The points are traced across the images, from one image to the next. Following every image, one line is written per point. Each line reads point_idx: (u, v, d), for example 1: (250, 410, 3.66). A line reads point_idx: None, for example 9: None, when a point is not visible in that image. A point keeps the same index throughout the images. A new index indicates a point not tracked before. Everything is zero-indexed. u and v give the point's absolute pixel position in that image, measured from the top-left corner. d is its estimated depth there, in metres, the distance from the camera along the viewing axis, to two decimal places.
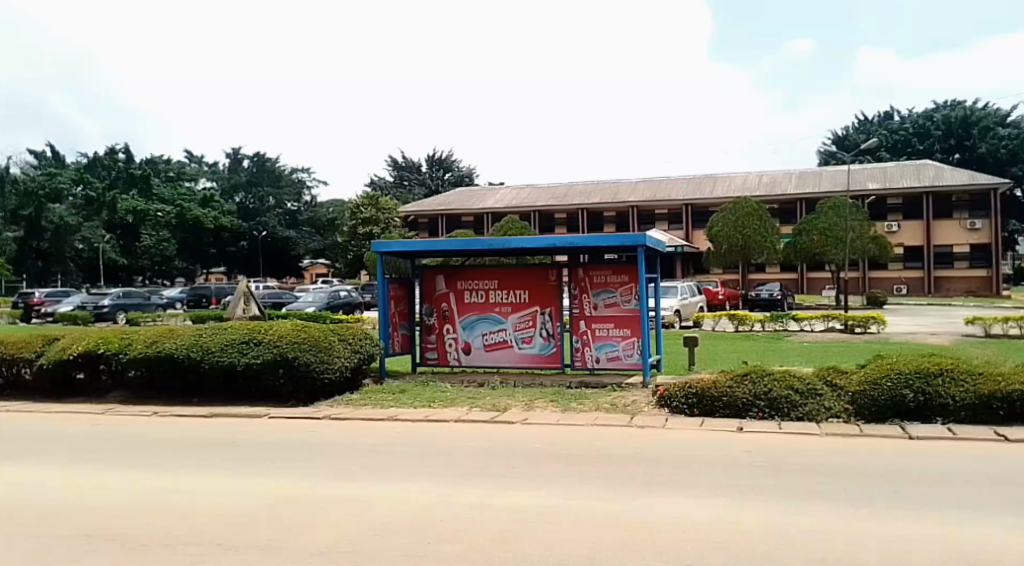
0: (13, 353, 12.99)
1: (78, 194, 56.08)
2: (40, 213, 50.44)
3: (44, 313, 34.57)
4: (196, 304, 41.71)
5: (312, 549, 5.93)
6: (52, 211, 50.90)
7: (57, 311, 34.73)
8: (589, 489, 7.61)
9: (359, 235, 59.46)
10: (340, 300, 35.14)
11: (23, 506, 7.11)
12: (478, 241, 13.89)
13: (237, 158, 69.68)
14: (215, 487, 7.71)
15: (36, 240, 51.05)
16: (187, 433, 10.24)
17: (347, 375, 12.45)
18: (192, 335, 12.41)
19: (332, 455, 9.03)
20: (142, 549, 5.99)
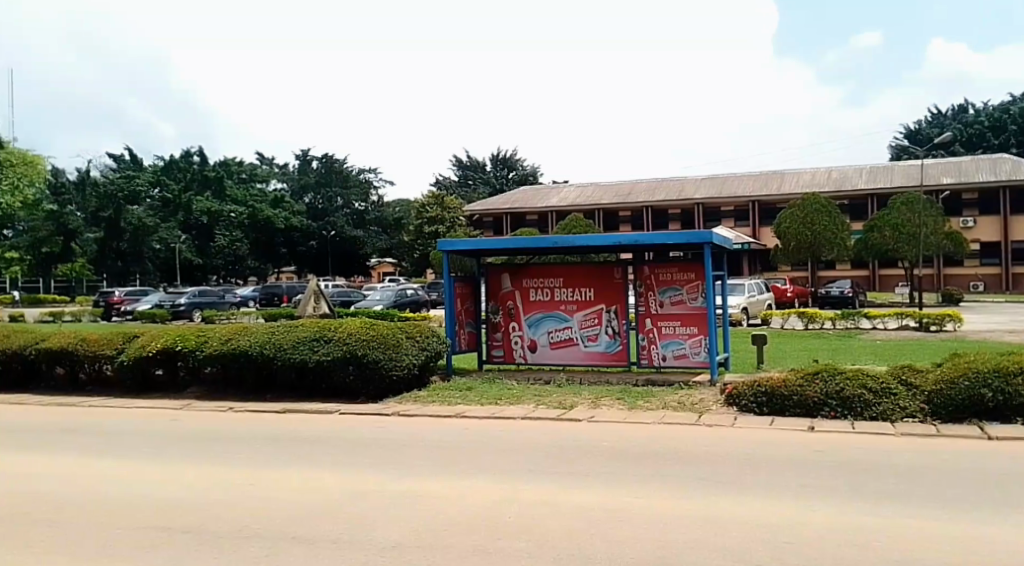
0: (96, 350, 13.41)
1: (156, 196, 58.64)
2: (120, 216, 52.00)
3: (124, 312, 35.98)
4: (268, 302, 42.73)
5: (383, 543, 5.96)
6: (130, 213, 52.57)
7: (137, 309, 35.98)
8: (659, 487, 7.48)
9: (425, 234, 59.93)
10: (406, 299, 35.51)
11: (103, 498, 7.32)
12: (542, 239, 13.82)
13: (306, 160, 70.97)
14: (287, 481, 7.84)
15: (115, 240, 52.46)
16: (261, 428, 10.45)
17: (415, 372, 12.51)
18: (266, 332, 12.66)
19: (402, 451, 9.09)
20: (215, 542, 6.10)
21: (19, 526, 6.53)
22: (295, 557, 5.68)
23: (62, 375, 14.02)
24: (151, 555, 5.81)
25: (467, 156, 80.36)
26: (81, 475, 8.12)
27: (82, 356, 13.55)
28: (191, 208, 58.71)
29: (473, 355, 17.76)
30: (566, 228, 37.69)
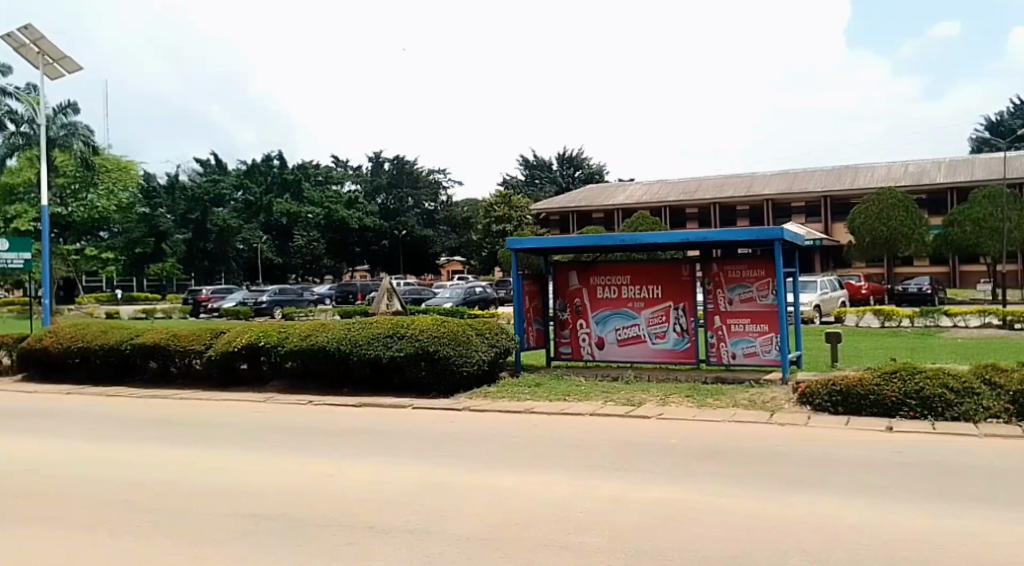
0: (186, 345, 14.10)
1: (239, 199, 60.56)
2: (206, 217, 55.17)
3: (211, 309, 37.76)
4: (343, 300, 43.84)
5: (458, 535, 6.18)
6: (215, 214, 55.44)
7: (222, 306, 37.60)
8: (728, 486, 7.55)
9: (493, 233, 60.32)
10: (476, 296, 35.97)
11: (193, 485, 7.75)
12: (609, 238, 13.90)
13: (379, 162, 72.16)
14: (364, 473, 8.15)
15: (201, 240, 55.59)
16: (339, 422, 10.84)
17: (485, 368, 12.76)
18: (342, 328, 13.11)
19: (474, 446, 9.34)
20: (299, 529, 6.41)
21: (118, 509, 6.98)
22: (375, 545, 5.96)
23: (155, 369, 14.77)
24: (240, 540, 6.17)
25: (533, 155, 80.57)
26: (174, 464, 8.59)
27: (173, 350, 14.26)
28: (271, 210, 60.10)
29: (541, 351, 17.98)
30: (634, 225, 37.51)
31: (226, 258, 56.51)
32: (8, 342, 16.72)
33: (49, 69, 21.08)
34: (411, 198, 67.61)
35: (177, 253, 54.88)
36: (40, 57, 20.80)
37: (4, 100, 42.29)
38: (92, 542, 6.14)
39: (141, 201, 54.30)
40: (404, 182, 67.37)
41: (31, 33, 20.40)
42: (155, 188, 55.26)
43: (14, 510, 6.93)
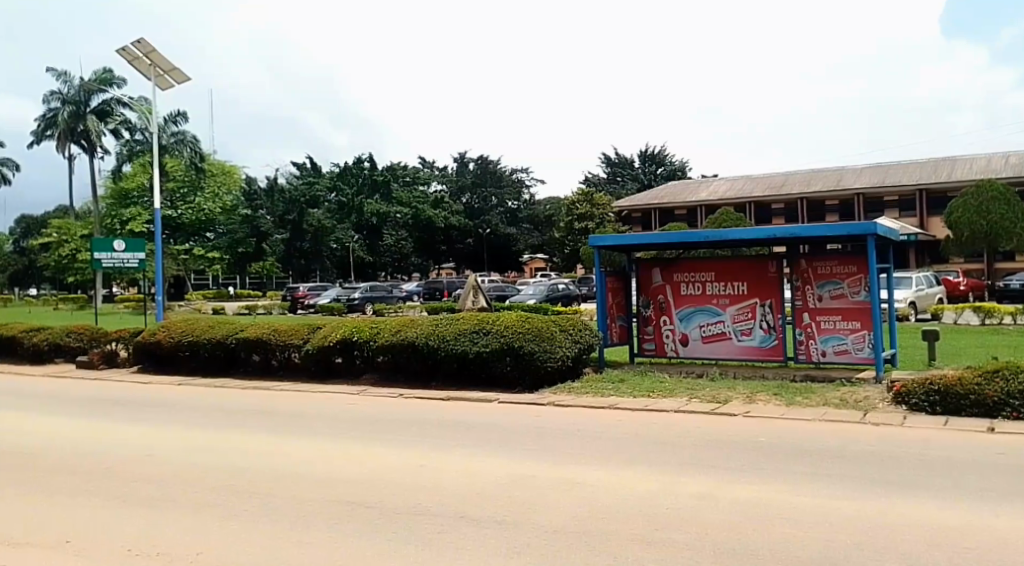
0: (285, 339, 14.79)
1: (332, 200, 62.20)
2: (303, 218, 56.22)
3: (308, 305, 39.21)
4: (431, 296, 44.67)
5: (546, 528, 6.36)
6: (311, 215, 56.59)
7: (318, 302, 39.04)
8: (816, 486, 7.51)
9: (575, 230, 60.35)
10: (559, 293, 36.15)
11: (293, 473, 8.13)
12: (693, 234, 13.85)
13: (464, 162, 73.00)
14: (453, 465, 8.42)
15: (298, 241, 56.44)
16: (428, 415, 11.18)
17: (569, 364, 12.92)
18: (430, 324, 13.48)
19: (561, 441, 9.51)
20: (396, 517, 6.68)
21: (226, 493, 7.38)
22: (467, 535, 6.17)
23: (257, 362, 15.52)
24: (339, 524, 6.51)
25: (615, 152, 79.99)
26: (274, 452, 9.04)
27: (273, 344, 14.98)
28: (363, 210, 61.18)
29: (623, 348, 18.05)
30: (718, 222, 36.93)
31: (321, 256, 57.59)
32: (125, 336, 17.83)
33: (160, 80, 22.24)
34: (495, 197, 68.29)
35: (276, 253, 56.38)
36: (152, 69, 22.00)
37: (119, 111, 44.54)
38: (206, 521, 6.54)
39: (243, 204, 56.87)
40: (489, 181, 68.25)
41: (144, 46, 21.60)
42: (255, 191, 57.45)
43: (135, 491, 7.43)
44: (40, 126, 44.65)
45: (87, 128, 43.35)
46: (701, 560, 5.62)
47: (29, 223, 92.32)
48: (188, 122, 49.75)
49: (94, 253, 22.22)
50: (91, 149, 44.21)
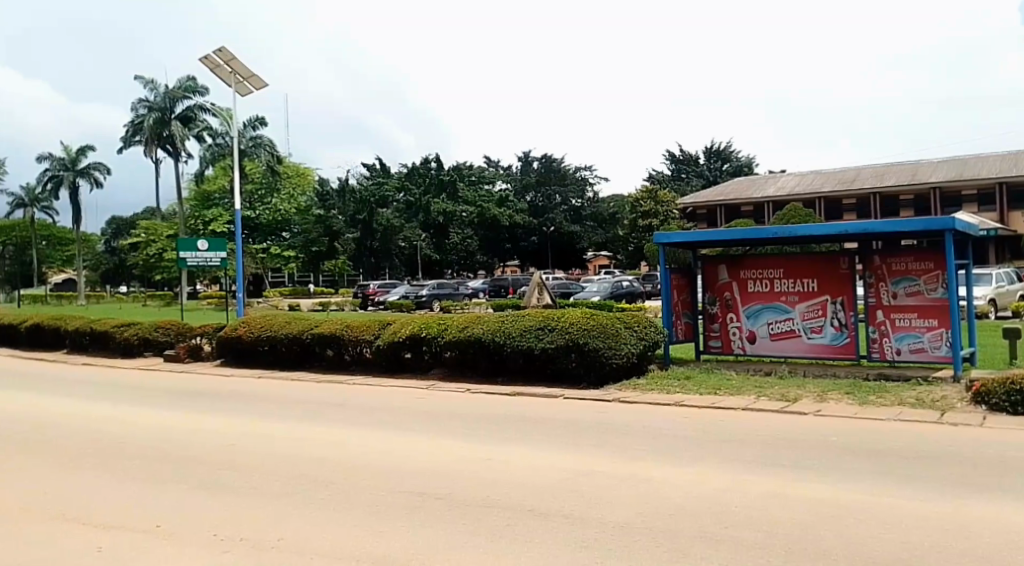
0: (357, 334, 15.26)
1: (400, 200, 63.02)
2: (373, 217, 58.47)
3: (378, 302, 39.90)
4: (496, 294, 45.00)
5: (613, 523, 6.48)
6: (380, 215, 58.67)
7: (388, 299, 39.78)
8: (887, 486, 7.47)
9: (640, 227, 60.05)
10: (623, 290, 36.08)
11: (366, 465, 8.42)
12: (761, 231, 13.73)
13: (528, 161, 73.25)
14: (520, 460, 8.60)
15: (368, 240, 59.06)
16: (496, 410, 11.42)
17: (635, 361, 12.98)
18: (496, 320, 13.72)
19: (627, 437, 9.62)
20: (467, 509, 6.88)
21: (304, 482, 7.71)
22: (536, 528, 6.33)
23: (331, 356, 16.03)
24: (412, 513, 6.76)
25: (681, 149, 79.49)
26: (348, 445, 9.36)
27: (346, 340, 15.47)
28: (430, 209, 62.39)
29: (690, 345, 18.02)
30: (787, 218, 36.32)
31: (389, 255, 59.52)
32: (209, 331, 18.63)
33: (240, 86, 23.05)
34: (559, 195, 68.44)
35: (347, 251, 58.16)
36: (232, 76, 22.79)
37: (201, 117, 46.28)
38: (285, 508, 6.86)
39: (317, 204, 58.62)
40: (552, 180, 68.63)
41: (224, 54, 22.44)
42: (328, 192, 58.88)
43: (218, 480, 7.82)
44: (128, 133, 46.48)
45: (171, 134, 44.90)
46: (769, 559, 5.66)
47: (118, 223, 96.35)
48: (266, 126, 51.21)
49: (180, 252, 23.20)
50: (176, 153, 45.84)
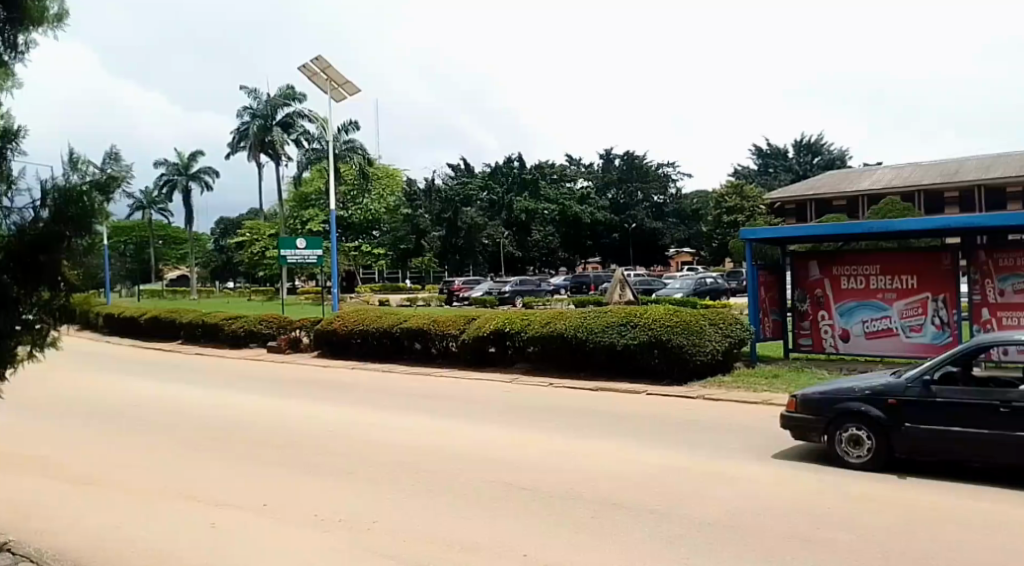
0: (444, 329, 15.76)
1: (484, 199, 63.44)
2: (457, 216, 58.47)
3: (463, 298, 40.66)
4: (577, 290, 45.03)
5: (700, 520, 6.30)
6: (465, 213, 58.81)
7: (473, 295, 40.50)
8: (989, 483, 7.16)
9: (724, 224, 59.26)
10: (707, 287, 35.74)
11: (456, 453, 8.73)
12: (856, 226, 13.43)
13: (610, 158, 73.08)
14: (604, 453, 8.58)
15: (452, 237, 58.56)
16: (579, 405, 11.56)
17: (721, 358, 12.92)
18: (578, 317, 13.97)
19: (713, 433, 9.56)
20: (550, 501, 6.87)
21: (392, 473, 7.90)
22: (622, 513, 6.50)
23: (419, 350, 16.68)
24: (494, 506, 6.77)
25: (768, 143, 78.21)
26: (437, 435, 9.64)
27: (433, 334, 16.01)
28: (512, 208, 61.97)
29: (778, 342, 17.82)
30: (883, 213, 34.82)
31: (473, 253, 59.09)
32: (307, 324, 19.53)
33: (335, 92, 23.92)
34: (640, 192, 68.11)
35: (433, 249, 58.11)
36: (328, 83, 23.71)
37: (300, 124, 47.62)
38: (383, 494, 7.22)
39: (403, 204, 59.91)
40: (633, 177, 68.34)
41: (321, 62, 23.34)
42: (415, 192, 60.23)
43: (317, 466, 8.24)
44: (234, 139, 48.55)
45: (273, 140, 46.78)
46: (865, 559, 5.45)
47: (223, 223, 100.62)
48: (358, 130, 52.57)
49: (280, 251, 24.25)
50: (277, 158, 47.63)
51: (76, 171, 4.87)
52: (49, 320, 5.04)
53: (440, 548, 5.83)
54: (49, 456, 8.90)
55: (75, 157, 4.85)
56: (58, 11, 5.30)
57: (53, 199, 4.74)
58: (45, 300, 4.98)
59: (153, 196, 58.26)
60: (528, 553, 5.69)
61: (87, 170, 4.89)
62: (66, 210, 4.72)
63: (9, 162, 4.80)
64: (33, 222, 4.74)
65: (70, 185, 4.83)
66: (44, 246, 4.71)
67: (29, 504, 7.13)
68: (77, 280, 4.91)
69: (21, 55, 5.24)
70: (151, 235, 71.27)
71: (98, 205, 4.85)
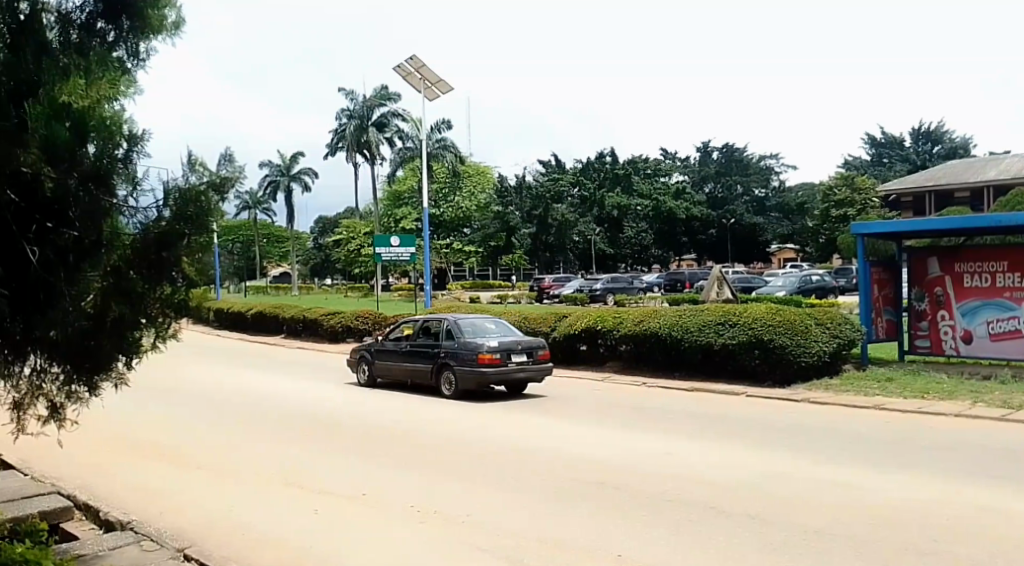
0: (535, 327, 15.69)
1: (576, 195, 63.02)
2: (548, 212, 57.81)
3: (553, 295, 40.63)
4: (671, 288, 44.27)
5: (807, 528, 5.96)
6: (556, 210, 58.02)
7: (563, 292, 40.44)
8: None
9: (833, 218, 56.96)
10: (812, 284, 34.50)
11: (549, 449, 8.59)
12: (980, 220, 12.56)
13: (708, 151, 71.70)
14: (700, 454, 8.27)
15: (544, 235, 58.19)
16: (672, 404, 11.22)
17: (828, 359, 12.24)
18: (674, 314, 13.61)
19: (815, 435, 9.09)
20: (645, 502, 6.66)
21: (485, 468, 7.82)
22: (722, 517, 6.22)
23: None
24: (586, 504, 6.61)
25: (880, 131, 74.91)
26: (527, 431, 9.51)
27: (524, 331, 15.94)
28: (604, 203, 61.49)
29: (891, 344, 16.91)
30: (1010, 204, 32.61)
31: (564, 249, 58.92)
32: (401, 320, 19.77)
33: (428, 91, 24.18)
34: (740, 185, 66.39)
35: (524, 246, 58.05)
36: (422, 82, 23.94)
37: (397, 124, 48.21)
38: (478, 488, 7.15)
39: (495, 201, 60.14)
40: (733, 170, 66.73)
41: (415, 62, 23.61)
42: (507, 188, 60.31)
43: (411, 458, 8.24)
44: (332, 140, 49.67)
45: (369, 140, 47.72)
46: None
47: (322, 222, 103.68)
48: (451, 129, 53.05)
49: (375, 248, 24.67)
50: (373, 159, 48.48)
51: (194, 171, 4.30)
52: (170, 315, 4.39)
53: (535, 544, 5.70)
54: (163, 442, 9.24)
55: (192, 156, 4.27)
56: (176, 19, 4.67)
57: (175, 200, 4.20)
58: (168, 295, 4.34)
59: (258, 196, 60.38)
60: (622, 553, 5.50)
61: (205, 170, 4.31)
62: (187, 209, 4.18)
63: (136, 164, 4.10)
64: (156, 222, 4.17)
65: (189, 186, 4.27)
66: (167, 243, 4.15)
67: (147, 484, 7.41)
68: (196, 274, 4.32)
69: (145, 66, 4.61)
70: (257, 233, 74.13)
71: (214, 205, 4.28)
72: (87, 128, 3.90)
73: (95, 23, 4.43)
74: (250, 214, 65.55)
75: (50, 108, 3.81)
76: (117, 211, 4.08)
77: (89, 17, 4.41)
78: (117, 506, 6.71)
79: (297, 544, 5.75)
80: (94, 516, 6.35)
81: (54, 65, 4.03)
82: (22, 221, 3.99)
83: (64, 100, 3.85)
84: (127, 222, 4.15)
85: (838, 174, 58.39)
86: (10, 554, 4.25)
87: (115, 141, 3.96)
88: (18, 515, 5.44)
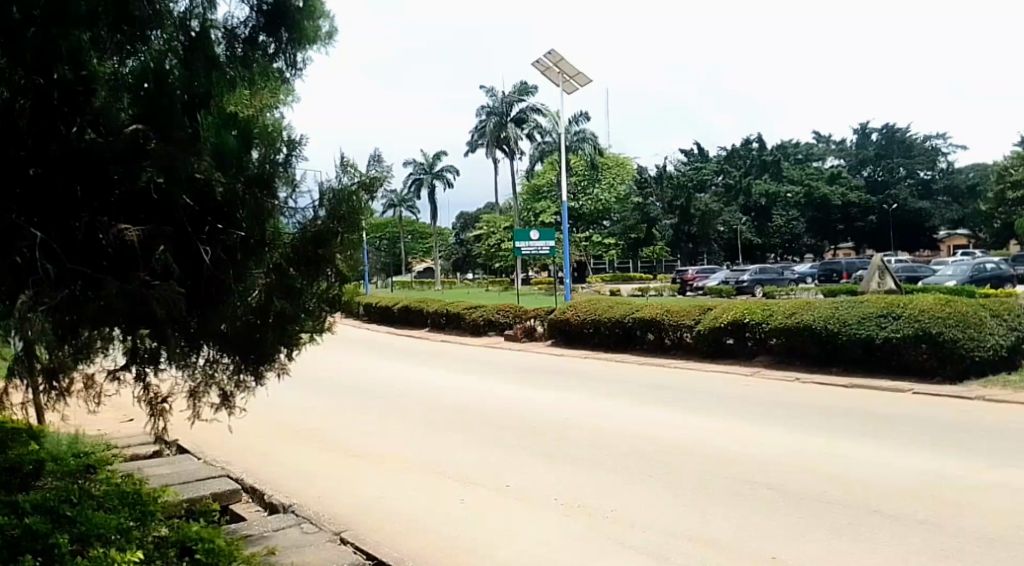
0: (678, 320, 15.41)
1: (719, 183, 61.19)
2: (690, 203, 56.71)
3: (697, 287, 39.62)
4: (826, 278, 42.31)
5: (981, 533, 5.51)
6: (699, 200, 56.94)
7: (707, 285, 39.37)
8: None
9: (1009, 199, 52.69)
10: (987, 272, 32.08)
11: (697, 445, 8.39)
12: None
13: (866, 132, 68.61)
14: (858, 454, 7.81)
15: (686, 225, 57.20)
16: (828, 401, 10.67)
17: (1005, 354, 11.30)
18: (829, 307, 12.98)
19: (990, 436, 8.37)
20: (803, 502, 6.37)
21: (632, 463, 7.74)
22: (885, 520, 5.87)
23: (651, 341, 16.38)
24: (736, 503, 6.40)
25: None
26: (669, 428, 9.32)
27: (666, 325, 15.69)
28: (751, 192, 59.78)
29: None
30: None
31: (708, 240, 57.59)
32: (542, 314, 19.99)
33: (567, 85, 24.17)
34: (903, 168, 62.75)
35: (665, 237, 57.10)
36: (560, 76, 24.00)
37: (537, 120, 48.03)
38: (624, 482, 7.09)
39: (635, 192, 59.13)
40: (894, 152, 63.70)
41: (553, 56, 23.68)
42: (646, 178, 59.15)
43: (557, 451, 8.28)
44: (473, 136, 50.54)
45: (509, 136, 48.10)
46: None
47: (463, 217, 106.26)
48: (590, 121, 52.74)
49: (515, 243, 24.98)
50: (511, 153, 48.89)
51: (346, 172, 4.47)
52: (326, 311, 4.62)
53: (684, 541, 5.58)
54: (317, 430, 9.71)
55: (346, 158, 4.44)
56: (330, 29, 4.85)
57: (330, 200, 4.37)
58: (323, 291, 4.55)
59: (403, 195, 62.48)
60: (776, 554, 5.27)
61: (356, 172, 4.48)
62: (340, 209, 4.37)
63: (295, 168, 4.28)
64: (313, 222, 4.36)
65: (341, 187, 4.44)
66: (323, 241, 4.35)
67: (311, 470, 7.78)
68: (348, 270, 4.52)
69: (301, 73, 4.87)
70: (401, 230, 76.83)
71: (363, 205, 4.47)
72: (251, 137, 4.06)
73: (257, 36, 4.66)
74: (395, 211, 67.80)
75: (219, 117, 3.97)
76: (279, 213, 4.28)
77: (251, 32, 4.64)
78: (279, 490, 7.09)
79: (449, 535, 5.84)
80: (259, 498, 6.70)
81: (223, 78, 4.22)
82: (195, 222, 4.11)
83: (231, 110, 4.01)
84: (286, 224, 4.34)
85: (1015, 152, 53.76)
86: (188, 534, 4.53)
87: (275, 147, 4.13)
88: (192, 497, 5.86)
